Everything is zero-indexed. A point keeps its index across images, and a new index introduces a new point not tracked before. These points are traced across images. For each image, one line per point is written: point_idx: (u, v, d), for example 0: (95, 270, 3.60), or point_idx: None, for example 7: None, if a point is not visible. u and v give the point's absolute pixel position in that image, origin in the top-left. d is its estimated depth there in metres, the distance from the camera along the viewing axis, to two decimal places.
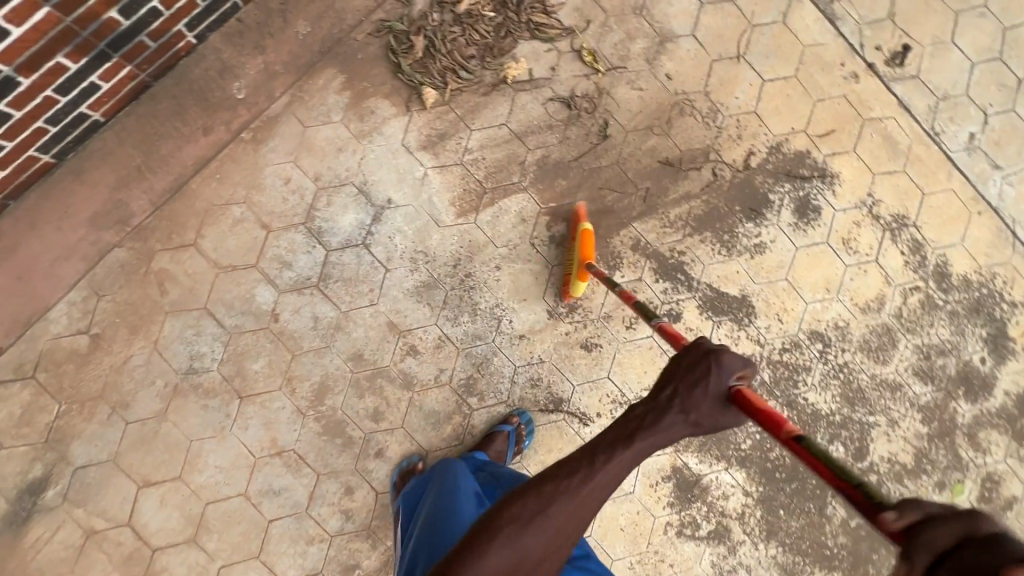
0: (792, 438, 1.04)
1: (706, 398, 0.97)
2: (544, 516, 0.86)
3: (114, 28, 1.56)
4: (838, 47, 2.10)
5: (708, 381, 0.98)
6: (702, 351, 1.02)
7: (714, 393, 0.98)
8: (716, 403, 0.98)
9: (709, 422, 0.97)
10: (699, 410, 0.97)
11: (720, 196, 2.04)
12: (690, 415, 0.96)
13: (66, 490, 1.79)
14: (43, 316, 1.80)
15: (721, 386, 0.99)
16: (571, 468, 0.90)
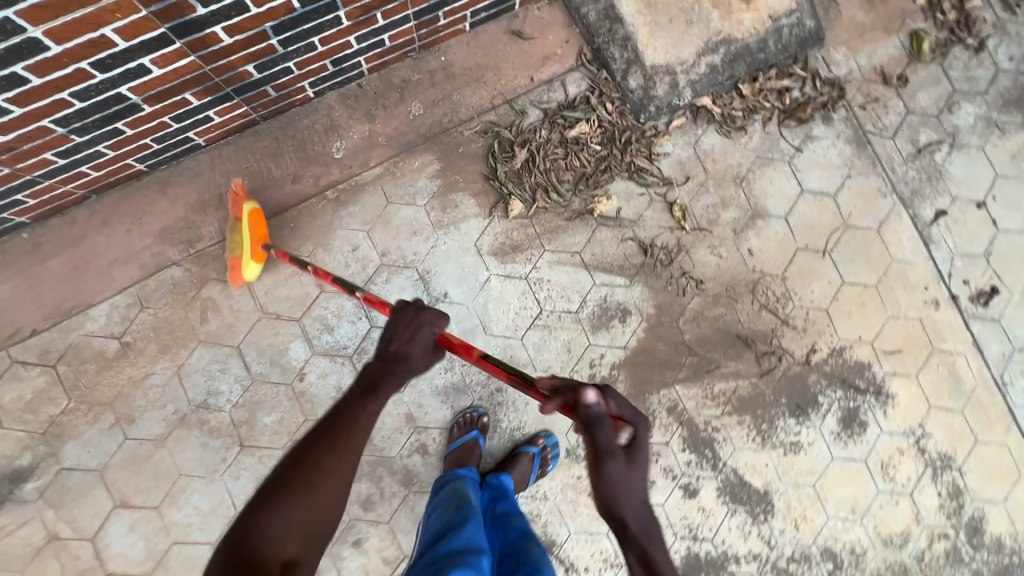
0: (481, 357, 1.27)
1: (421, 344, 1.22)
2: (312, 475, 1.02)
3: (245, 77, 1.61)
4: (926, 269, 2.07)
5: (421, 332, 1.22)
6: (407, 311, 1.24)
7: (422, 340, 1.22)
8: (426, 349, 1.23)
9: (423, 361, 1.22)
10: (417, 358, 1.21)
11: (768, 383, 1.99)
12: (417, 364, 1.21)
13: (45, 487, 1.76)
14: (84, 311, 1.81)
15: (427, 340, 1.22)
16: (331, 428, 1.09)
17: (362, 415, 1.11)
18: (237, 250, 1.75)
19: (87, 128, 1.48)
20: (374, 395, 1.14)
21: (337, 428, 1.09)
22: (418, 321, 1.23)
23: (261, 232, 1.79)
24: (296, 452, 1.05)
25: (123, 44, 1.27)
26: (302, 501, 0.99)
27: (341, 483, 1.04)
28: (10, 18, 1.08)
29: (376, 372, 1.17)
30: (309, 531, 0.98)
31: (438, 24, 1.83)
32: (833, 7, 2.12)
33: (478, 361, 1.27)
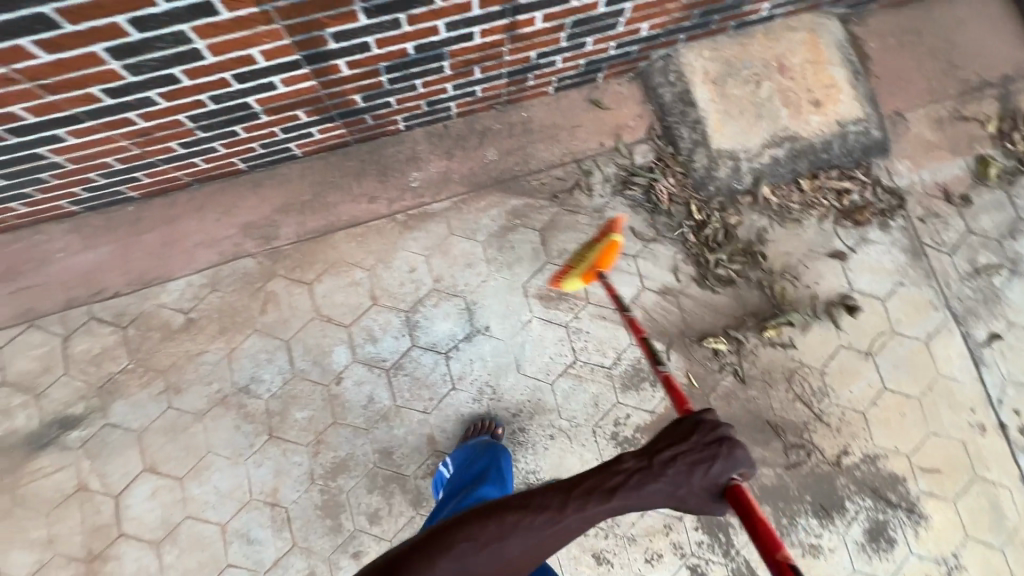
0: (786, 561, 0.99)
1: (700, 478, 1.08)
2: (470, 549, 0.97)
3: (350, 104, 1.81)
4: (974, 391, 2.01)
5: (707, 465, 1.08)
6: (730, 451, 1.09)
7: (701, 478, 1.08)
8: (705, 492, 1.09)
9: (684, 494, 1.08)
10: (689, 489, 1.08)
11: (794, 476, 1.94)
12: (671, 492, 1.07)
13: (88, 438, 1.88)
14: (162, 283, 1.99)
15: (718, 476, 1.09)
16: (519, 511, 1.03)
17: (539, 524, 1.01)
18: (575, 260, 2.04)
19: (211, 127, 1.69)
20: (566, 497, 1.05)
21: (523, 526, 1.01)
22: (715, 454, 1.09)
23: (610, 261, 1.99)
24: (476, 517, 1.02)
25: (262, 63, 1.47)
26: (446, 565, 0.96)
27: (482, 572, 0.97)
28: (184, 32, 1.28)
29: (618, 479, 1.07)
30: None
31: (526, 84, 2.02)
32: (901, 122, 2.21)
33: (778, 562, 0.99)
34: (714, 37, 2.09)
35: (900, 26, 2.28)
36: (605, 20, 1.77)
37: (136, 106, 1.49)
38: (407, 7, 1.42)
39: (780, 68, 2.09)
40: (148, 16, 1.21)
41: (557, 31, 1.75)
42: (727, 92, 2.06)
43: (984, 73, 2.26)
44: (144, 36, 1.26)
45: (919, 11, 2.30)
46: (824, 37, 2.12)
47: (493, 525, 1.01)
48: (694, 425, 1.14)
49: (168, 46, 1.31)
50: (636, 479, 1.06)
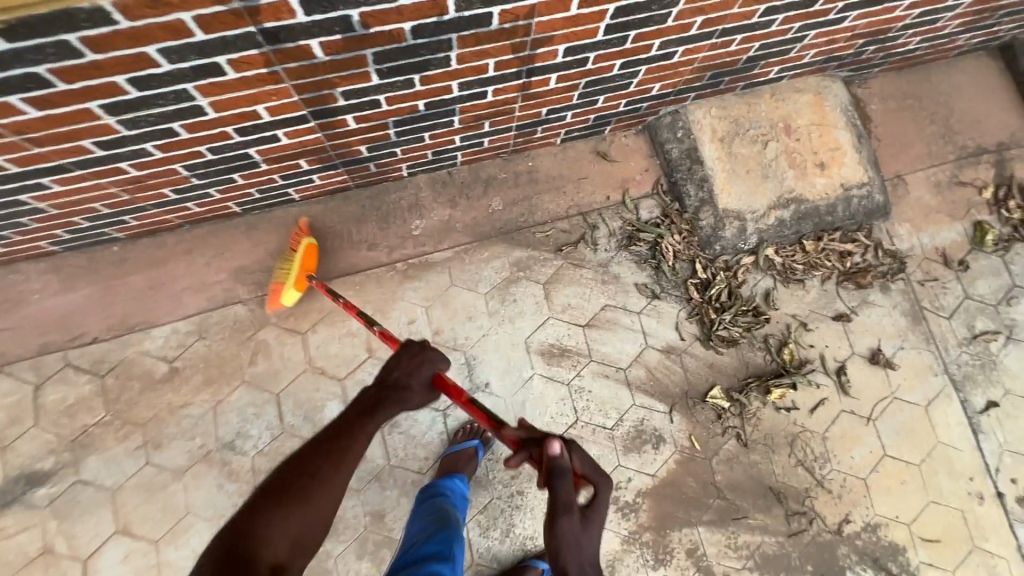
0: (469, 401, 1.27)
1: (419, 381, 1.26)
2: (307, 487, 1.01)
3: (354, 154, 1.75)
4: (973, 459, 2.01)
5: (422, 370, 1.28)
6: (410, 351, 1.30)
7: (416, 380, 1.26)
8: (421, 389, 1.27)
9: (418, 400, 1.26)
10: (414, 394, 1.25)
11: (796, 545, 1.91)
12: (413, 397, 1.24)
13: (57, 496, 1.76)
14: (146, 330, 1.89)
15: (424, 382, 1.27)
16: (327, 442, 1.09)
17: (358, 438, 1.11)
18: (283, 276, 1.84)
19: (207, 174, 1.62)
20: (370, 420, 1.14)
21: (342, 445, 1.08)
22: (418, 357, 1.29)
23: (312, 263, 1.89)
24: (289, 464, 1.05)
25: (267, 118, 1.41)
26: (298, 506, 0.98)
27: (331, 501, 1.02)
28: (187, 90, 1.22)
29: (374, 398, 1.19)
30: (298, 544, 0.96)
31: (534, 136, 1.99)
32: (901, 186, 2.23)
33: (466, 404, 1.28)
34: (722, 96, 2.08)
35: (901, 90, 2.32)
36: (618, 80, 1.75)
37: (129, 156, 1.42)
38: (421, 68, 1.37)
39: (786, 129, 2.09)
40: (150, 76, 1.15)
41: (569, 90, 1.72)
42: (734, 151, 2.06)
43: (980, 140, 2.31)
44: (144, 94, 1.20)
45: (919, 76, 2.34)
46: (830, 100, 2.14)
47: (314, 458, 1.05)
48: (403, 349, 1.31)
49: (168, 103, 1.24)
50: (389, 394, 1.21)
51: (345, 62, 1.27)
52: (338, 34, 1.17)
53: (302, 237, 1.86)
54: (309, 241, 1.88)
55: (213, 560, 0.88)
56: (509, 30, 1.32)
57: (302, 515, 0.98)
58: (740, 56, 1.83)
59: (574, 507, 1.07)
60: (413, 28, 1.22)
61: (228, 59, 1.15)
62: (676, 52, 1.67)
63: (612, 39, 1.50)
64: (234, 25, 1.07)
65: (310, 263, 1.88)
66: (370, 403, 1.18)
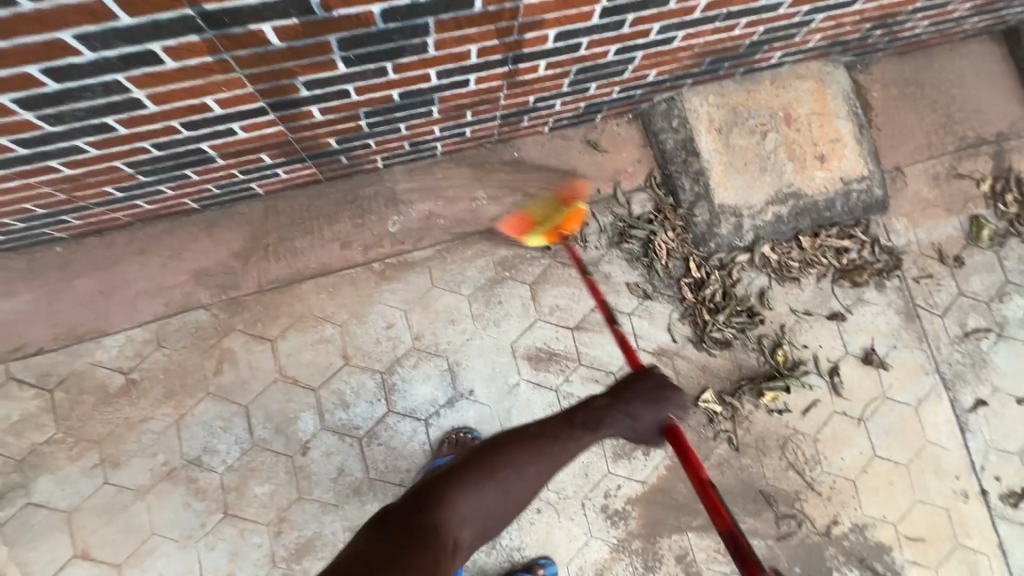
0: (709, 483, 1.10)
1: (652, 421, 1.27)
2: (508, 479, 1.18)
3: (323, 147, 1.59)
4: (959, 458, 2.01)
5: (658, 408, 1.27)
6: (649, 375, 1.32)
7: (650, 421, 1.27)
8: (651, 428, 1.27)
9: (644, 435, 1.27)
10: (643, 426, 1.27)
11: (785, 548, 1.89)
12: (640, 424, 1.27)
13: (6, 521, 1.63)
14: (97, 339, 1.73)
15: (654, 420, 1.27)
16: (530, 437, 1.24)
17: (559, 452, 1.24)
18: (550, 223, 1.92)
19: (155, 171, 1.44)
20: (586, 434, 1.27)
21: (545, 451, 1.23)
22: (655, 399, 1.28)
23: (571, 224, 1.94)
24: (498, 448, 1.22)
25: (217, 111, 1.24)
26: (494, 491, 1.15)
27: (517, 503, 1.19)
28: (119, 81, 1.04)
29: (598, 413, 1.28)
30: (481, 524, 1.14)
31: (521, 125, 1.84)
32: (900, 178, 2.16)
33: (700, 484, 1.10)
34: (721, 82, 1.95)
35: (904, 76, 2.21)
36: (613, 67, 1.61)
37: (58, 154, 1.24)
38: (394, 56, 1.21)
39: (786, 119, 1.98)
40: (69, 66, 0.97)
41: (560, 77, 1.57)
42: (732, 142, 1.94)
43: (980, 129, 2.23)
44: (65, 86, 1.02)
45: (923, 61, 2.23)
46: (832, 88, 2.03)
47: (523, 455, 1.21)
48: (642, 373, 1.33)
49: (97, 96, 1.07)
50: (620, 419, 1.27)
51: (304, 49, 1.10)
52: (294, 17, 1.01)
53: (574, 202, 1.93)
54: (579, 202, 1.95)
55: (437, 509, 1.08)
56: (493, 13, 1.16)
57: (491, 502, 1.15)
58: (743, 41, 1.70)
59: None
60: (382, 11, 1.06)
61: (164, 46, 0.98)
62: (676, 37, 1.53)
63: (608, 23, 1.35)
64: (166, 7, 0.90)
65: (569, 223, 1.93)
66: (598, 414, 1.28)
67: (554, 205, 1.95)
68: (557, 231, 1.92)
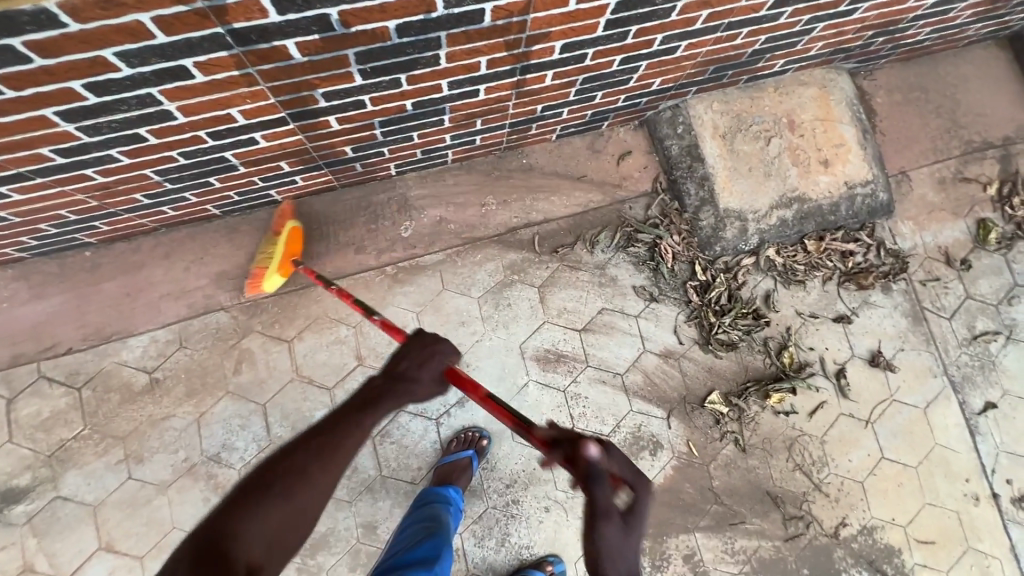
0: (488, 398, 1.21)
1: (430, 374, 1.11)
2: (290, 489, 0.91)
3: (340, 155, 1.66)
4: (969, 461, 2.01)
5: (435, 361, 1.12)
6: (421, 337, 1.15)
7: (432, 369, 1.12)
8: (436, 380, 1.13)
9: (431, 388, 1.12)
10: (423, 379, 1.10)
11: (793, 549, 1.90)
12: (426, 385, 1.11)
13: (35, 513, 1.70)
14: (124, 339, 1.81)
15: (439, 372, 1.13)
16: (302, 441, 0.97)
17: (352, 435, 0.99)
18: (266, 260, 1.75)
19: (181, 179, 1.52)
20: (369, 411, 1.03)
21: (332, 440, 0.97)
22: (433, 348, 1.13)
23: (295, 248, 1.80)
24: (277, 456, 0.95)
25: (242, 121, 1.31)
26: (283, 501, 0.89)
27: (313, 504, 0.92)
28: (152, 94, 1.12)
29: (373, 390, 1.06)
30: (279, 545, 0.88)
31: (529, 132, 1.90)
32: (905, 182, 2.17)
33: (483, 400, 1.21)
34: (725, 89, 1.99)
35: (907, 82, 2.24)
36: (617, 76, 1.66)
37: (93, 163, 1.32)
38: (409, 68, 1.28)
39: (790, 125, 2.01)
40: (109, 81, 1.05)
41: (565, 86, 1.62)
42: (736, 148, 1.98)
43: (986, 134, 2.24)
44: (103, 100, 1.10)
45: (926, 67, 2.26)
46: (835, 94, 2.06)
47: (287, 461, 0.94)
48: (412, 337, 1.16)
49: (132, 108, 1.14)
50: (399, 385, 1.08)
51: (324, 62, 1.17)
52: (315, 34, 1.07)
53: (284, 219, 1.78)
54: (294, 223, 1.81)
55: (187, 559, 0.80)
56: (502, 27, 1.22)
57: (279, 517, 0.89)
58: (745, 50, 1.74)
59: (611, 510, 0.98)
60: (398, 26, 1.12)
61: (195, 61, 1.05)
62: (678, 47, 1.58)
63: (612, 34, 1.40)
64: (199, 26, 0.97)
65: (296, 247, 1.80)
66: (376, 391, 1.06)
67: (268, 237, 1.78)
68: (287, 263, 1.77)
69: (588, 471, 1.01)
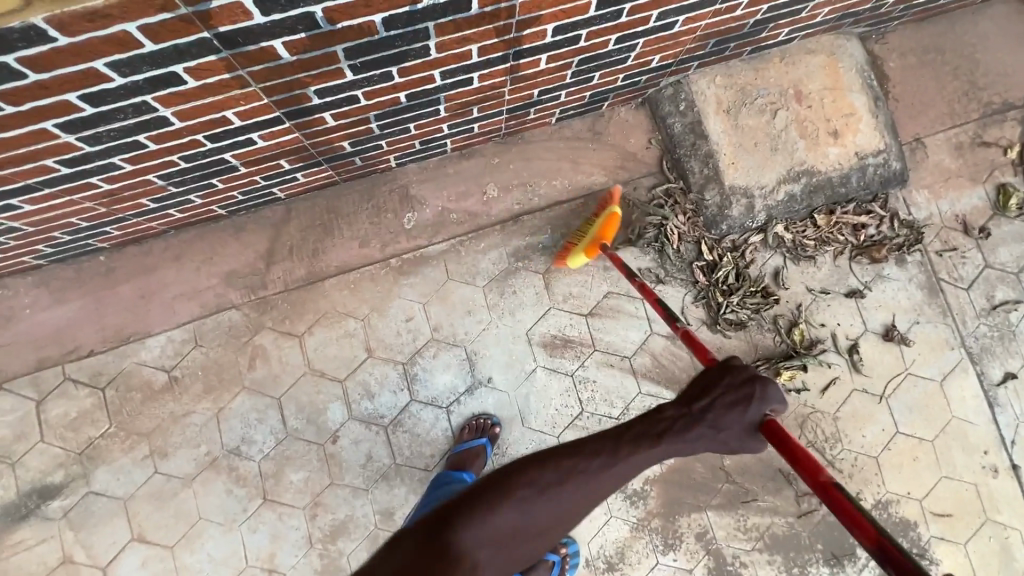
0: (831, 483, 1.03)
1: (734, 420, 1.12)
2: (533, 495, 1.03)
3: (338, 150, 1.66)
4: (988, 433, 1.97)
5: (737, 409, 1.12)
6: (749, 375, 1.15)
7: (736, 418, 1.12)
8: (743, 430, 1.12)
9: (733, 432, 1.12)
10: (727, 431, 1.12)
11: (806, 524, 1.90)
12: (723, 432, 1.12)
13: (70, 507, 1.79)
14: (141, 340, 1.86)
15: (751, 414, 1.12)
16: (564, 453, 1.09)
17: (606, 472, 1.07)
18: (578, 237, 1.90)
19: (185, 182, 1.54)
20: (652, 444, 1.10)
21: (584, 468, 1.06)
22: (741, 388, 1.14)
23: (608, 233, 1.83)
24: (542, 451, 1.09)
25: (238, 123, 1.32)
26: (519, 511, 1.01)
27: (544, 518, 1.03)
28: (147, 102, 1.13)
29: (665, 424, 1.13)
30: (504, 549, 1.00)
31: (528, 117, 1.88)
32: (920, 149, 2.10)
33: (821, 485, 1.04)
34: (728, 62, 1.94)
35: (923, 44, 2.15)
36: (614, 55, 1.62)
37: (97, 171, 1.34)
38: (398, 61, 1.27)
39: (797, 96, 1.95)
40: (103, 91, 1.06)
41: (563, 69, 1.60)
42: (741, 122, 1.93)
43: (1007, 94, 2.15)
44: (100, 110, 1.11)
45: (942, 27, 2.16)
46: (844, 61, 1.99)
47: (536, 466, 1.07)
48: (725, 371, 1.18)
49: (128, 116, 1.16)
50: (699, 426, 1.11)
51: (313, 61, 1.17)
52: (300, 32, 1.07)
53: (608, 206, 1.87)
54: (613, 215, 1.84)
55: (437, 523, 1.00)
56: (490, 14, 1.20)
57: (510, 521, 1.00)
58: (746, 21, 1.69)
59: None
60: (383, 20, 1.11)
61: (185, 67, 1.06)
62: (676, 22, 1.54)
63: (606, 14, 1.37)
64: (186, 32, 0.97)
65: (608, 233, 1.83)
66: (681, 426, 1.12)
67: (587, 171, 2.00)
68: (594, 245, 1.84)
69: None
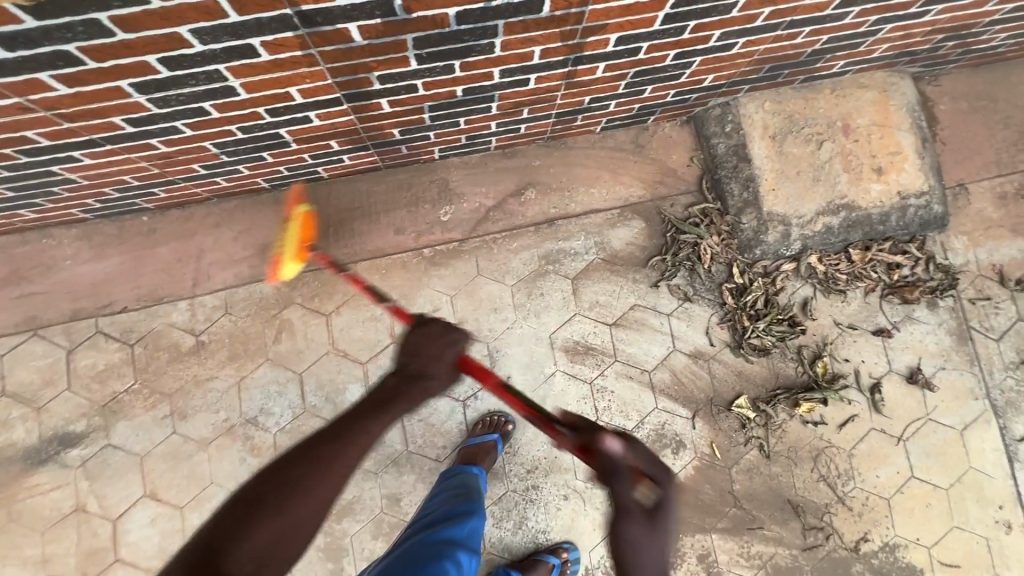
0: (501, 386, 1.36)
1: (445, 364, 1.26)
2: (286, 501, 0.90)
3: (387, 137, 1.69)
4: (1005, 487, 1.94)
5: (448, 352, 1.27)
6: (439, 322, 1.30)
7: (443, 365, 1.25)
8: (451, 370, 1.27)
9: (443, 379, 1.25)
10: (439, 382, 1.24)
11: (810, 558, 1.89)
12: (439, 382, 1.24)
13: (88, 458, 1.82)
14: (173, 302, 1.90)
15: (452, 357, 1.27)
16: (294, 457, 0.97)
17: (354, 440, 1.03)
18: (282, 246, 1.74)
19: (237, 152, 1.58)
20: (374, 415, 1.11)
21: (330, 452, 0.99)
22: (448, 338, 1.27)
23: (307, 234, 1.77)
24: (285, 460, 0.97)
25: (299, 100, 1.35)
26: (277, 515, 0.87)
27: (310, 507, 0.92)
28: (219, 70, 1.16)
29: (390, 393, 1.17)
30: (274, 560, 0.84)
31: (574, 123, 1.89)
32: (962, 195, 2.08)
33: (494, 386, 1.36)
34: (779, 88, 1.94)
35: (976, 89, 2.13)
36: (669, 71, 1.63)
37: (158, 134, 1.38)
38: (463, 55, 1.29)
39: (845, 129, 1.95)
40: (181, 56, 1.09)
41: (616, 79, 1.61)
42: (786, 150, 1.93)
43: None
44: (175, 74, 1.15)
45: (997, 75, 2.14)
46: (896, 99, 1.98)
47: (279, 482, 0.92)
48: (433, 323, 1.30)
49: (200, 83, 1.19)
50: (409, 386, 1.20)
51: (382, 46, 1.19)
52: (377, 18, 1.09)
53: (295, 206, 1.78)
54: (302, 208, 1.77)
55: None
56: (560, 18, 1.22)
57: (279, 525, 0.87)
58: (804, 49, 1.69)
59: (633, 504, 1.03)
60: (457, 13, 1.13)
61: (263, 41, 1.09)
62: (736, 44, 1.55)
63: (670, 29, 1.38)
64: (270, 7, 1.00)
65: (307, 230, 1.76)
66: (391, 388, 1.19)
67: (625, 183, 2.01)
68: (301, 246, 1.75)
69: (614, 465, 1.09)
